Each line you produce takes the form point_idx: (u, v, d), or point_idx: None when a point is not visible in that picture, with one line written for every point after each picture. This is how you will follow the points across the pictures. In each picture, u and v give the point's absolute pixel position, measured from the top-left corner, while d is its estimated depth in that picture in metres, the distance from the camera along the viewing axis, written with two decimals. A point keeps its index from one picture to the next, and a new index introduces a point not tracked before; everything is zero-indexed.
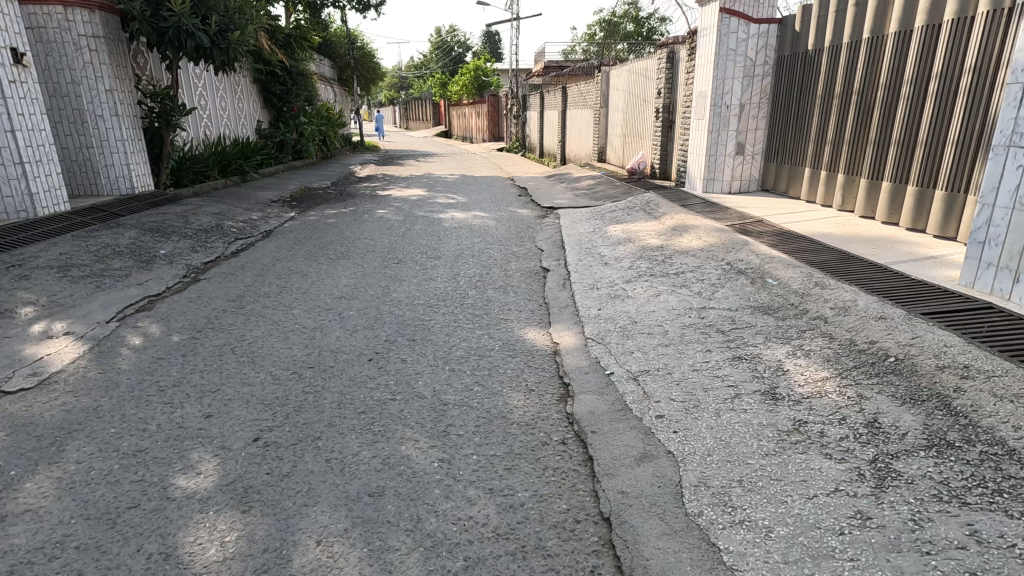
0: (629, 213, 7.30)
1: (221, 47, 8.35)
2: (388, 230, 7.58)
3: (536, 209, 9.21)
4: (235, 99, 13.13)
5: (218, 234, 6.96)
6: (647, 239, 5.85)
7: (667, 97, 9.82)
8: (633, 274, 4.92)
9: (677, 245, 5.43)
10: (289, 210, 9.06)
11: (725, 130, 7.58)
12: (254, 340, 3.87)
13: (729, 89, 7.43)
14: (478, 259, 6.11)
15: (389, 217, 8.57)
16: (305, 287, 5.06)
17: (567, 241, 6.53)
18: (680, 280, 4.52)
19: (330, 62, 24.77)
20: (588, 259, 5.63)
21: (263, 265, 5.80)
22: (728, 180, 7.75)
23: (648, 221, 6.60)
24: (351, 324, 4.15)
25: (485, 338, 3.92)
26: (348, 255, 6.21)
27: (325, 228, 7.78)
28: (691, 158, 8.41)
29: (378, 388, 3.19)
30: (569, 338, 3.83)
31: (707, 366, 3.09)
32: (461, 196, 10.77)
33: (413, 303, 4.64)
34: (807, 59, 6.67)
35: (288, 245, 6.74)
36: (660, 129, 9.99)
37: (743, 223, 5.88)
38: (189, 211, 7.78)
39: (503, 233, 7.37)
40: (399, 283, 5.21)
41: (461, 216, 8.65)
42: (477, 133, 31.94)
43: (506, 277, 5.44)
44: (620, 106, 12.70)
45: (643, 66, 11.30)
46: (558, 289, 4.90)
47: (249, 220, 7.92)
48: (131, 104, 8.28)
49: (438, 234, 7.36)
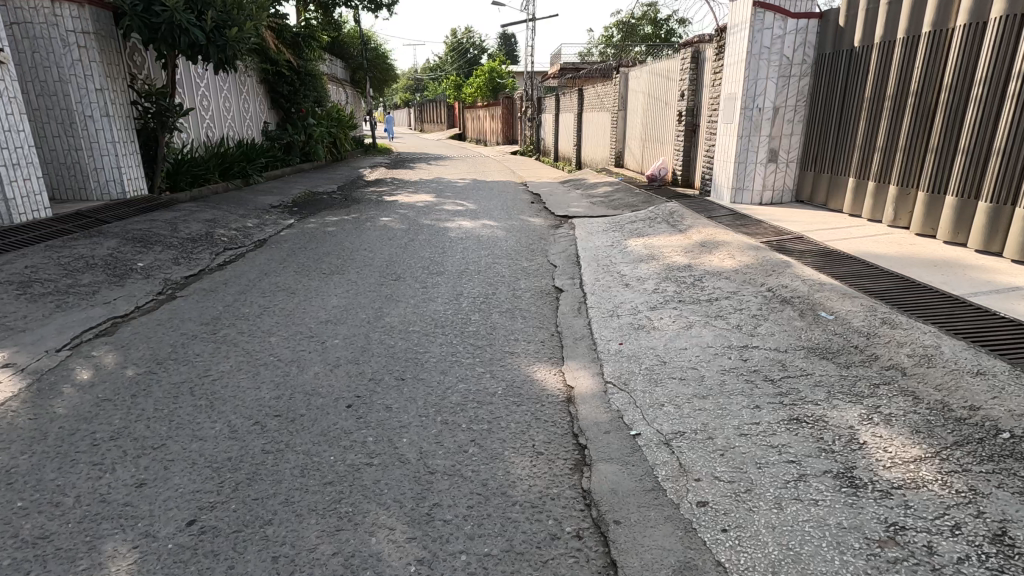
0: (651, 225, 6.68)
1: (218, 44, 7.89)
2: (389, 240, 7.05)
3: (549, 217, 8.63)
4: (240, 99, 12.76)
5: (207, 243, 6.48)
6: (673, 256, 5.23)
7: (691, 100, 9.19)
8: (658, 299, 4.31)
9: (708, 265, 4.81)
10: (288, 216, 8.59)
11: (757, 135, 6.96)
12: (220, 376, 3.34)
13: (763, 91, 6.80)
14: (484, 275, 5.54)
15: (393, 226, 8.04)
16: (289, 308, 4.54)
17: (583, 256, 5.95)
18: (714, 309, 3.91)
19: (342, 63, 24.39)
20: (607, 278, 5.03)
21: (249, 281, 5.30)
22: (759, 189, 7.13)
23: (672, 235, 5.98)
24: (334, 357, 3.61)
25: (487, 377, 3.35)
26: (342, 269, 5.69)
27: (323, 237, 7.28)
28: (718, 165, 7.80)
29: (353, 447, 2.63)
30: (585, 381, 3.24)
31: (757, 430, 2.48)
32: (470, 203, 10.23)
33: (407, 330, 4.09)
34: (853, 57, 6.00)
35: (279, 257, 6.23)
36: (683, 133, 9.35)
37: (780, 239, 5.25)
38: (180, 217, 7.33)
39: (513, 245, 6.80)
40: (393, 304, 4.66)
41: (469, 225, 8.10)
42: (491, 136, 31.47)
43: (514, 298, 4.87)
44: (640, 108, 12.09)
45: (665, 67, 10.68)
46: (573, 316, 4.31)
47: (243, 227, 7.45)
48: (123, 103, 7.86)
49: (442, 245, 6.80)
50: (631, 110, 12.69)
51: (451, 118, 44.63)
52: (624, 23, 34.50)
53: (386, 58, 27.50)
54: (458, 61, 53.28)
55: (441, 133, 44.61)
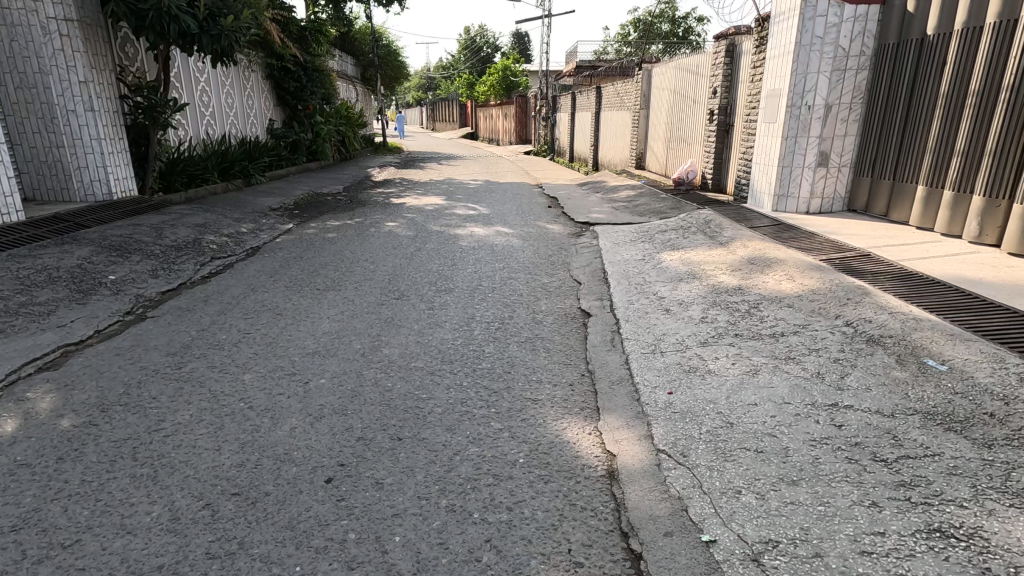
0: (685, 237, 5.96)
1: (211, 33, 7.29)
2: (394, 250, 6.40)
3: (568, 224, 7.94)
4: (243, 96, 12.22)
5: (192, 252, 5.87)
6: (717, 278, 4.52)
7: (724, 98, 8.45)
8: (708, 331, 3.61)
9: (763, 289, 4.10)
10: (287, 220, 7.98)
11: (806, 137, 6.23)
12: (174, 431, 2.70)
13: (813, 87, 6.07)
14: (500, 294, 4.86)
15: (399, 232, 7.40)
16: (272, 335, 3.89)
17: (610, 272, 5.25)
18: (781, 348, 3.20)
19: (353, 61, 23.86)
20: (642, 301, 4.34)
21: (233, 298, 4.67)
22: (805, 197, 6.39)
23: (713, 249, 5.26)
24: (318, 405, 2.95)
25: (505, 438, 2.67)
26: (339, 284, 5.06)
27: (322, 245, 6.64)
28: (757, 169, 7.08)
29: (328, 551, 1.97)
30: (631, 448, 2.54)
31: (888, 550, 1.78)
32: (483, 206, 9.57)
33: (408, 366, 3.42)
34: (924, 48, 5.24)
35: (272, 268, 5.60)
36: (715, 134, 8.61)
37: (844, 257, 4.51)
38: (168, 221, 6.74)
39: (531, 256, 6.12)
40: (394, 330, 4.00)
41: (481, 232, 7.44)
42: (504, 136, 30.77)
43: (535, 324, 4.20)
44: (664, 108, 11.35)
45: (694, 62, 9.94)
46: (605, 350, 3.62)
47: (236, 232, 6.84)
48: (109, 98, 7.31)
49: (453, 256, 6.14)
50: (655, 109, 11.95)
51: (463, 117, 44.07)
52: (641, 21, 33.79)
53: (398, 55, 26.96)
54: (471, 60, 52.65)
55: (453, 132, 44.02)
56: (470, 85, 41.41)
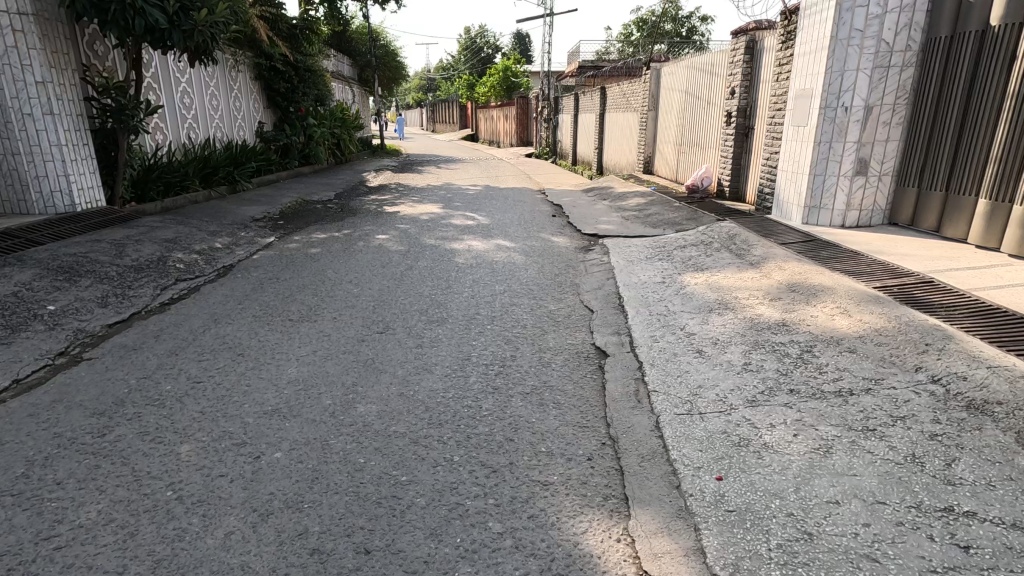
0: (709, 255, 5.31)
1: (183, 28, 6.66)
2: (383, 268, 5.75)
3: (575, 237, 7.29)
4: (229, 98, 11.59)
5: (155, 272, 5.23)
6: (755, 310, 3.87)
7: (744, 99, 7.80)
8: (755, 384, 2.95)
9: (814, 327, 3.44)
10: (268, 233, 7.33)
11: (842, 142, 5.58)
12: (71, 539, 2.05)
13: (851, 86, 5.43)
14: (501, 326, 4.20)
15: (390, 246, 6.75)
16: (227, 385, 3.24)
17: (627, 298, 4.59)
18: (853, 413, 2.55)
19: (350, 61, 23.30)
20: (668, 339, 3.69)
21: (191, 332, 4.02)
22: (841, 208, 5.74)
23: (744, 273, 4.61)
24: (266, 495, 2.29)
25: (508, 550, 2.02)
26: (316, 314, 4.41)
27: (303, 263, 6.00)
28: (784, 177, 6.44)
29: None
30: (678, 571, 1.89)
31: None
32: (482, 216, 8.91)
33: (386, 432, 2.77)
34: (987, 41, 4.59)
35: (243, 293, 4.96)
36: (733, 137, 7.97)
37: (904, 285, 3.86)
38: (134, 236, 6.10)
39: (535, 276, 5.47)
40: (374, 377, 3.35)
41: (481, 247, 6.78)
42: (505, 138, 30.12)
43: (541, 367, 3.54)
44: (675, 109, 10.69)
45: (708, 60, 9.28)
46: (629, 407, 2.97)
47: (209, 248, 6.19)
48: (72, 100, 6.67)
49: (448, 275, 5.49)
50: (664, 110, 11.29)
51: (464, 118, 43.44)
52: (645, 20, 33.11)
53: (397, 56, 26.37)
54: (471, 60, 52.01)
55: (453, 134, 43.38)
56: (471, 86, 40.72)
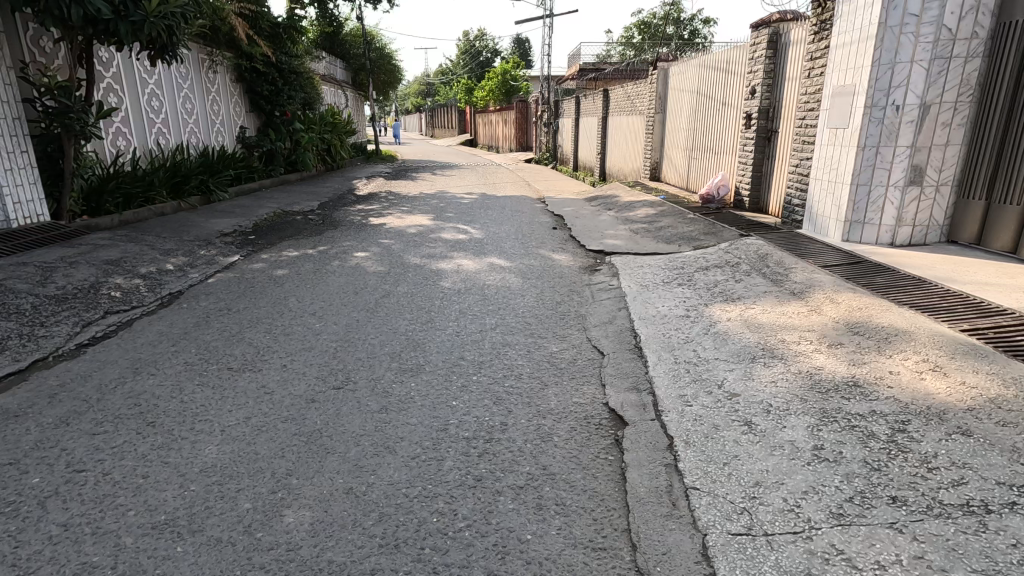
0: (739, 282, 4.47)
1: (131, 19, 5.85)
2: (355, 295, 4.93)
3: (578, 254, 6.47)
4: (205, 100, 10.80)
5: (81, 303, 4.40)
6: (811, 361, 3.04)
7: (766, 98, 7.00)
8: (838, 485, 2.11)
9: (900, 393, 2.60)
10: (233, 251, 6.51)
11: (892, 146, 4.78)
12: None
13: (904, 81, 4.63)
14: (490, 379, 3.37)
15: (368, 267, 5.93)
16: (114, 476, 2.41)
17: (646, 338, 3.77)
18: (1003, 550, 1.72)
19: (344, 64, 22.49)
20: (703, 403, 2.85)
21: (98, 388, 3.19)
22: (890, 224, 4.94)
23: (788, 308, 3.78)
24: None
25: None
26: (263, 362, 3.58)
27: (265, 288, 5.17)
28: (819, 187, 5.64)
29: None
30: None
31: None
32: (475, 228, 8.09)
33: (317, 564, 1.95)
34: None
35: (182, 329, 4.13)
36: (755, 142, 7.17)
37: (1002, 330, 3.04)
38: (70, 257, 5.28)
39: (533, 306, 4.64)
40: (316, 461, 2.52)
41: (471, 266, 5.96)
42: (504, 143, 29.37)
43: (540, 442, 2.71)
44: (685, 111, 9.88)
45: (724, 57, 8.47)
46: (662, 518, 2.13)
47: (157, 271, 5.36)
48: (6, 101, 5.86)
49: (430, 304, 4.66)
50: (673, 113, 10.49)
51: (463, 122, 42.72)
52: (647, 22, 32.38)
53: (393, 58, 25.62)
54: (470, 64, 51.27)
55: (452, 139, 42.67)
56: (469, 90, 40.05)
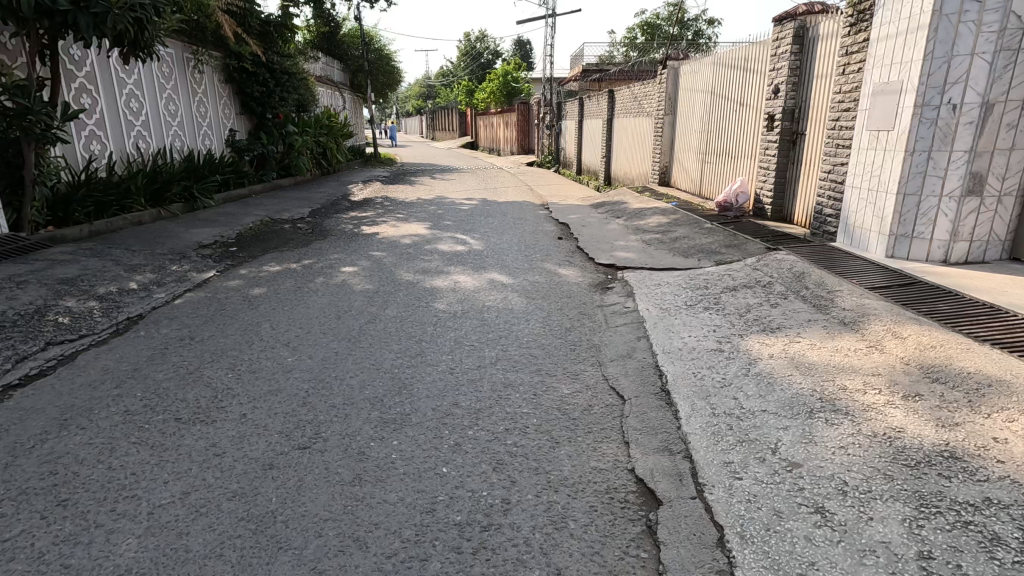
0: (776, 308, 3.90)
1: (92, 11, 5.29)
2: (337, 319, 4.36)
3: (586, 269, 5.90)
4: (190, 102, 10.25)
5: (20, 333, 3.84)
6: (885, 420, 2.46)
7: (791, 98, 6.43)
8: None
9: (1017, 474, 2.03)
10: (208, 266, 5.95)
11: (947, 151, 4.24)
12: None
13: (963, 76, 4.09)
14: (489, 434, 2.79)
15: (355, 284, 5.36)
16: None
17: (673, 380, 3.19)
18: None
19: (341, 65, 21.92)
20: (757, 476, 2.28)
21: (8, 449, 2.62)
22: (944, 238, 4.41)
23: (841, 343, 3.20)
24: None
25: None
26: (218, 410, 3.00)
27: (237, 311, 4.61)
28: (855, 196, 5.08)
29: None
30: None
31: None
32: (474, 238, 7.51)
33: None
34: None
35: (132, 365, 3.56)
36: (778, 145, 6.59)
37: None
38: (19, 276, 4.72)
39: (539, 334, 4.06)
40: (263, 564, 1.95)
41: (469, 283, 5.39)
42: (506, 145, 28.80)
43: (553, 529, 2.14)
44: (698, 113, 9.31)
45: (741, 55, 7.90)
46: None
47: (116, 291, 4.79)
48: None
49: (421, 332, 4.09)
50: (685, 114, 9.92)
51: (464, 125, 42.24)
52: (650, 23, 31.88)
53: (391, 60, 25.12)
54: (470, 65, 50.77)
55: (452, 141, 42.18)
56: (469, 92, 39.53)
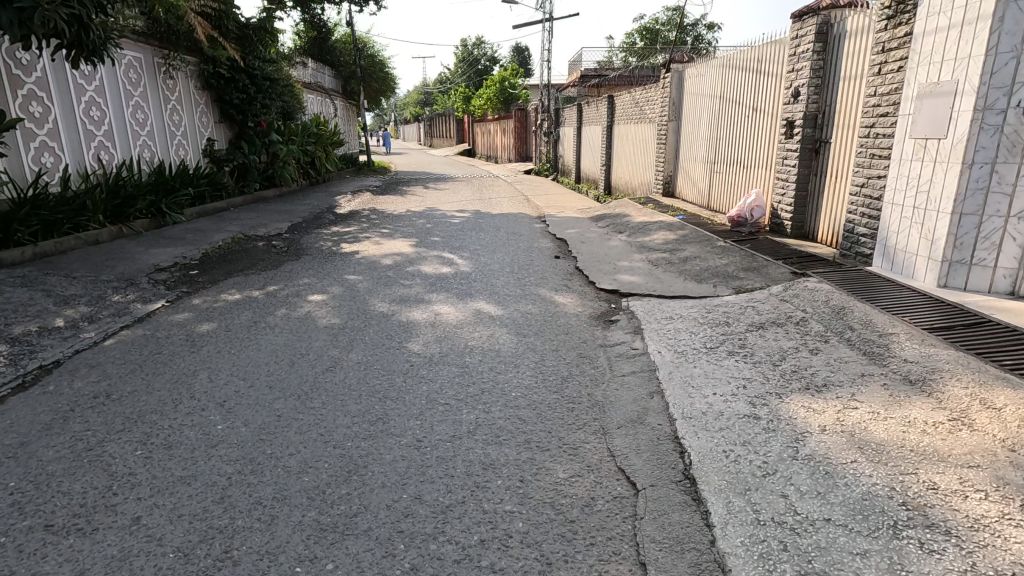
0: (818, 357, 3.20)
1: (17, 5, 4.65)
2: (289, 368, 3.65)
3: (586, 297, 5.20)
4: (161, 110, 9.61)
5: None
6: (1010, 552, 1.76)
7: (814, 103, 5.76)
8: None
9: None
10: (157, 295, 5.25)
11: (1016, 163, 3.58)
12: None
13: None
14: (459, 550, 2.09)
15: (321, 317, 4.66)
16: None
17: (700, 461, 2.49)
18: None
19: (332, 71, 21.31)
20: None
21: None
22: (1011, 267, 3.74)
23: (915, 413, 2.50)
24: None
25: None
26: (105, 511, 2.29)
27: (174, 355, 3.90)
28: (896, 214, 4.41)
29: None
30: None
31: None
32: (462, 258, 6.81)
33: None
34: None
35: (21, 435, 2.86)
36: (799, 155, 5.91)
37: None
38: None
39: (529, 389, 3.35)
40: None
41: (452, 316, 4.68)
42: (503, 153, 28.15)
43: None
44: (706, 119, 8.64)
45: (754, 56, 7.25)
46: None
47: (35, 330, 4.10)
48: None
49: (388, 385, 3.38)
50: (691, 121, 9.25)
51: (461, 132, 41.65)
52: (649, 28, 31.34)
53: (384, 66, 24.51)
54: (467, 72, 50.32)
55: (449, 148, 41.61)
56: (466, 99, 38.94)
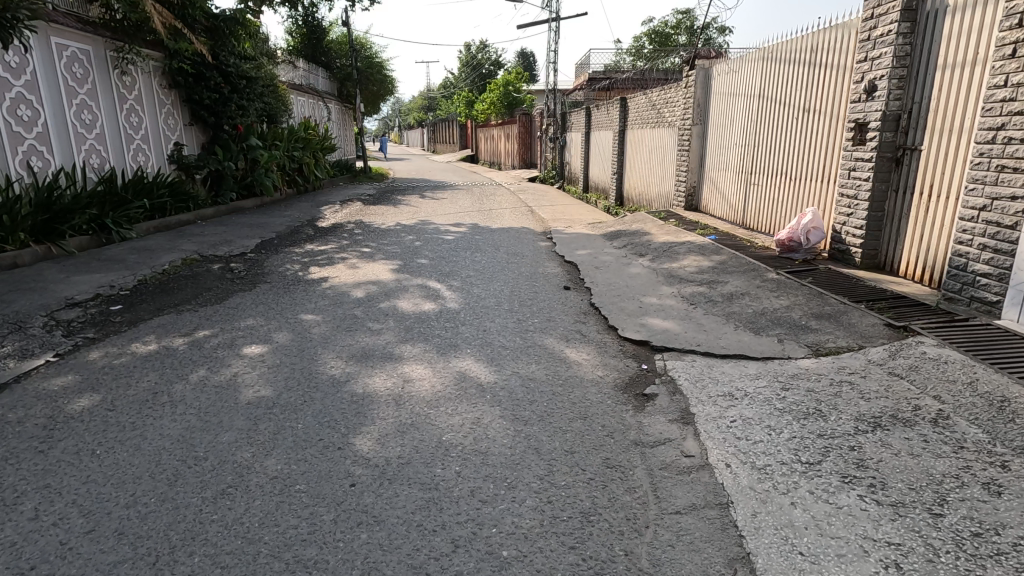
0: (1009, 509, 1.95)
1: None
2: (164, 490, 2.39)
3: (608, 351, 3.93)
4: (116, 110, 8.46)
5: None
6: None
7: (898, 99, 4.51)
8: None
9: None
10: (45, 345, 4.02)
11: None
12: None
13: None
14: None
15: (249, 385, 3.42)
16: None
17: None
18: None
19: (326, 72, 20.16)
20: None
21: None
22: None
23: None
24: None
25: None
26: None
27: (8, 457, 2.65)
28: None
29: None
30: None
31: None
32: (450, 289, 5.56)
33: None
34: None
35: None
36: (876, 164, 4.65)
37: None
38: None
39: (528, 543, 2.09)
40: None
41: (424, 383, 3.42)
42: (506, 159, 27.00)
43: None
44: (740, 123, 7.40)
45: (805, 47, 6.01)
46: None
47: None
48: None
49: (308, 533, 2.13)
50: (719, 126, 8.03)
51: (463, 138, 40.49)
52: (658, 31, 30.14)
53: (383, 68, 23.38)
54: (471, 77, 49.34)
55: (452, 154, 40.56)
56: (469, 104, 37.83)
